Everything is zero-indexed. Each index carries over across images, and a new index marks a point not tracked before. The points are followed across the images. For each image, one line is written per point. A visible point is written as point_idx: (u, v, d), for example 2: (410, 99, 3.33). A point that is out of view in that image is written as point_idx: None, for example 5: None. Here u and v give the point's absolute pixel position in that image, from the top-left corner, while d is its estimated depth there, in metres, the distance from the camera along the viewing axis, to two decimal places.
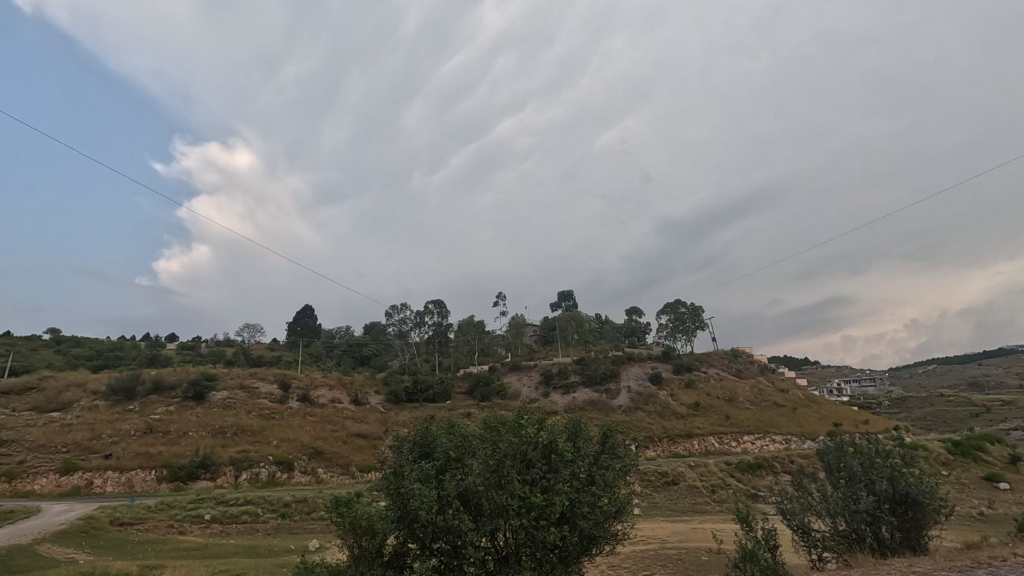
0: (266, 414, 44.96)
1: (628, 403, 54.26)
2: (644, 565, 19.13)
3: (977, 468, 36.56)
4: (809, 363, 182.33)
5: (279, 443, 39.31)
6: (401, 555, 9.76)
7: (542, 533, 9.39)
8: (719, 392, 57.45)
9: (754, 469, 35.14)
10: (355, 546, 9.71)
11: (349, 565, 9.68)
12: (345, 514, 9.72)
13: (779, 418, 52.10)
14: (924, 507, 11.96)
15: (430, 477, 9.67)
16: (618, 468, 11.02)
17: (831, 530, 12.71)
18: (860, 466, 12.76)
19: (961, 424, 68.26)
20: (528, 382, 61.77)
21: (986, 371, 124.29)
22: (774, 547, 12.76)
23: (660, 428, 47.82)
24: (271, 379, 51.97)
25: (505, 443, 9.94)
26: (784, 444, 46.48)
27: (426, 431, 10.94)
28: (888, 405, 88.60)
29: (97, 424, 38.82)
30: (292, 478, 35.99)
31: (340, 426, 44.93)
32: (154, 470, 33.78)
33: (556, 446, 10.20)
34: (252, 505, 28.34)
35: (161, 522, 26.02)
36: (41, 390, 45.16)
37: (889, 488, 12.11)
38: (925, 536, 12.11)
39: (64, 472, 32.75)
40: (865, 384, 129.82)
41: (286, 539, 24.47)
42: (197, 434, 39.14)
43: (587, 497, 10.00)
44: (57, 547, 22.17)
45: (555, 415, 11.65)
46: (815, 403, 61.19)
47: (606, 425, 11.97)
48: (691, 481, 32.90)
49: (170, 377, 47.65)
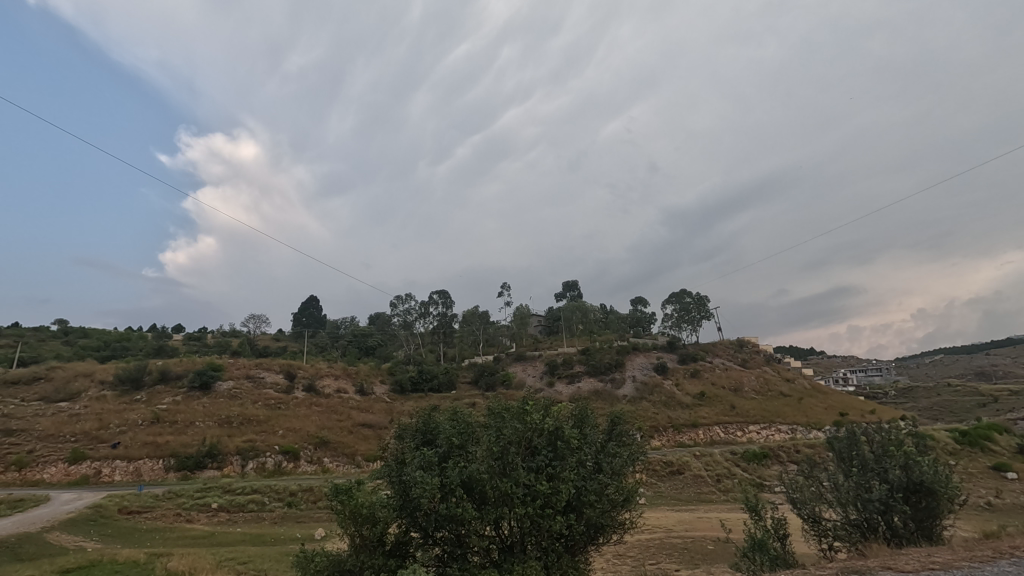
0: (271, 403, 45.10)
1: (633, 393, 54.14)
2: (650, 554, 18.98)
3: (985, 457, 36.26)
4: (815, 352, 181.07)
5: (285, 432, 39.42)
6: (403, 544, 9.59)
7: (548, 521, 9.16)
8: (724, 382, 57.16)
9: (760, 458, 34.91)
10: (357, 535, 9.47)
11: (350, 555, 9.46)
12: (345, 503, 9.49)
13: (785, 408, 51.82)
14: (940, 496, 11.58)
15: (432, 465, 9.45)
16: (625, 455, 10.76)
17: (842, 520, 12.46)
18: (874, 455, 12.42)
19: (968, 414, 67.84)
20: (533, 372, 61.68)
21: (994, 361, 123.25)
22: (784, 536, 12.49)
23: (665, 417, 47.79)
24: (276, 369, 52.07)
25: (509, 430, 9.68)
26: (789, 434, 46.23)
27: (428, 418, 10.69)
28: (894, 396, 87.99)
29: (105, 413, 38.98)
30: (298, 467, 36.13)
31: (346, 415, 45.04)
32: (162, 459, 33.94)
33: (561, 433, 9.96)
34: (259, 494, 28.41)
35: (169, 510, 26.06)
36: (49, 380, 45.39)
37: (903, 476, 11.78)
38: (939, 526, 11.78)
39: (72, 461, 32.93)
40: (870, 374, 128.93)
41: (292, 528, 24.50)
42: (204, 424, 39.29)
43: (594, 485, 9.75)
44: (65, 535, 22.21)
45: (561, 401, 11.38)
46: (821, 392, 60.82)
47: (614, 413, 11.72)
48: (697, 471, 32.71)
49: (176, 367, 47.77)
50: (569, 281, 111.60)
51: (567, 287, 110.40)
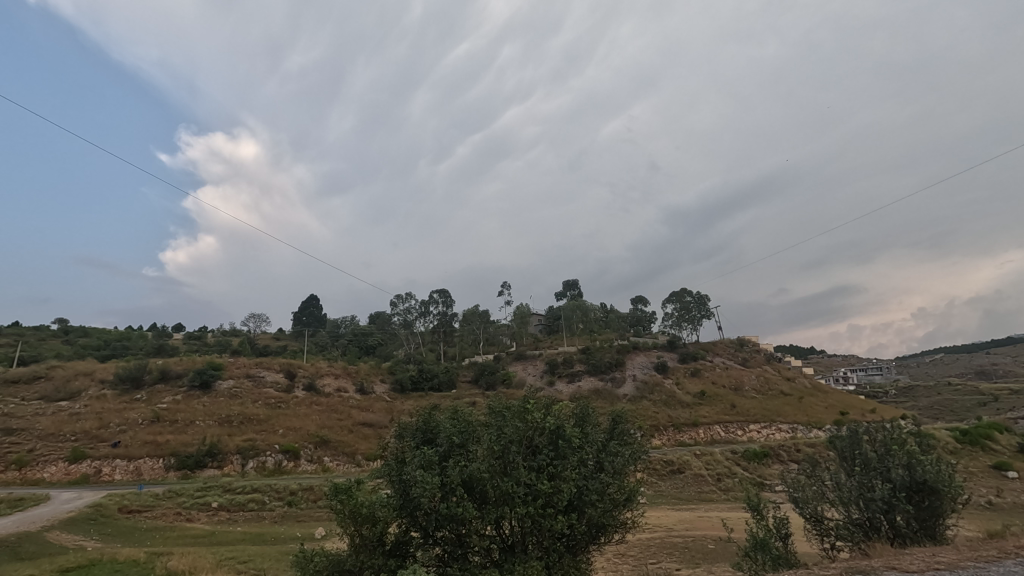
0: (272, 403, 45.07)
1: (634, 392, 54.09)
2: (650, 553, 18.90)
3: (985, 456, 36.17)
4: (816, 352, 181.00)
5: (285, 431, 39.38)
6: (404, 544, 9.54)
7: (549, 521, 9.11)
8: (725, 381, 57.11)
9: (761, 457, 34.86)
10: (356, 535, 9.40)
11: (350, 555, 9.39)
12: (345, 502, 9.42)
13: (785, 407, 51.77)
14: (943, 495, 11.51)
15: (432, 464, 9.39)
16: (627, 454, 10.69)
17: (845, 519, 12.38)
18: (876, 454, 12.35)
19: (968, 413, 67.75)
20: (534, 371, 61.65)
21: (994, 360, 123.13)
22: (786, 535, 12.40)
23: (665, 416, 47.74)
24: (277, 368, 52.03)
25: (510, 428, 9.62)
26: (790, 433, 46.18)
27: (428, 417, 10.62)
28: (894, 395, 87.95)
29: (105, 412, 38.93)
30: (298, 466, 36.09)
31: (346, 414, 45.00)
32: (162, 458, 33.89)
33: (563, 432, 9.90)
34: (259, 493, 28.35)
35: (169, 509, 26.02)
36: (49, 379, 45.36)
37: (906, 475, 11.70)
38: (942, 525, 11.72)
39: (72, 460, 32.88)
40: (871, 373, 128.81)
41: (293, 527, 24.46)
42: (204, 423, 39.25)
43: (596, 485, 9.69)
44: (65, 534, 22.18)
45: (562, 400, 11.31)
46: (822, 391, 60.77)
47: (615, 412, 11.67)
48: (697, 470, 32.63)
49: (177, 366, 47.73)
50: (569, 280, 111.50)
51: (567, 286, 110.33)
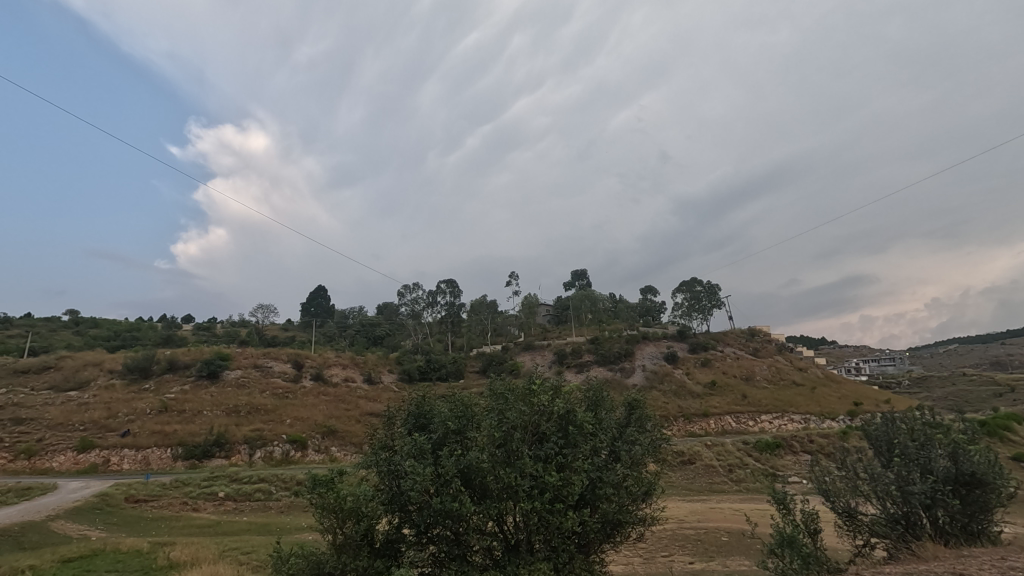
0: (279, 392, 44.54)
1: (643, 381, 53.13)
2: (663, 545, 18.07)
3: (1005, 447, 34.98)
4: (826, 343, 178.28)
5: (292, 421, 38.88)
6: (394, 543, 8.67)
7: (558, 518, 8.17)
8: (736, 371, 55.91)
9: (773, 448, 33.60)
10: (338, 532, 8.60)
11: (331, 555, 8.52)
12: (324, 496, 8.61)
13: (798, 397, 50.65)
14: (991, 488, 10.42)
15: (424, 453, 8.49)
16: (645, 443, 9.71)
17: (881, 514, 11.30)
18: (916, 444, 11.14)
19: (984, 405, 66.20)
20: (542, 361, 60.86)
21: (1010, 351, 120.61)
22: (816, 532, 11.16)
23: (675, 406, 46.82)
24: (284, 358, 51.54)
25: (513, 413, 8.56)
26: (803, 424, 45.04)
27: (422, 401, 9.65)
28: (908, 385, 86.22)
29: (114, 402, 38.59)
30: (305, 456, 35.50)
31: (353, 404, 44.49)
32: (170, 448, 33.43)
33: (573, 417, 8.85)
34: (265, 483, 27.69)
35: (175, 499, 25.43)
36: (58, 368, 45.09)
37: (951, 467, 10.54)
38: (988, 521, 10.66)
39: (81, 449, 32.45)
40: (884, 364, 126.39)
41: (298, 518, 23.83)
42: (212, 413, 38.79)
43: (611, 476, 8.75)
44: (70, 523, 21.60)
45: (571, 383, 10.33)
46: (835, 381, 59.39)
47: (630, 396, 10.69)
48: (708, 460, 31.60)
49: (184, 356, 47.27)
50: (578, 270, 110.27)
51: (576, 277, 109.35)
